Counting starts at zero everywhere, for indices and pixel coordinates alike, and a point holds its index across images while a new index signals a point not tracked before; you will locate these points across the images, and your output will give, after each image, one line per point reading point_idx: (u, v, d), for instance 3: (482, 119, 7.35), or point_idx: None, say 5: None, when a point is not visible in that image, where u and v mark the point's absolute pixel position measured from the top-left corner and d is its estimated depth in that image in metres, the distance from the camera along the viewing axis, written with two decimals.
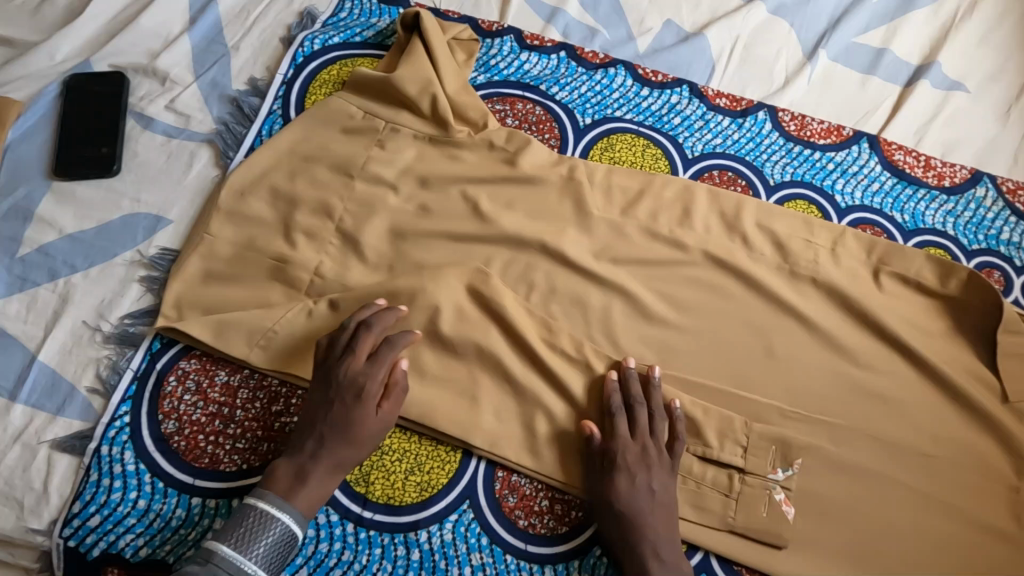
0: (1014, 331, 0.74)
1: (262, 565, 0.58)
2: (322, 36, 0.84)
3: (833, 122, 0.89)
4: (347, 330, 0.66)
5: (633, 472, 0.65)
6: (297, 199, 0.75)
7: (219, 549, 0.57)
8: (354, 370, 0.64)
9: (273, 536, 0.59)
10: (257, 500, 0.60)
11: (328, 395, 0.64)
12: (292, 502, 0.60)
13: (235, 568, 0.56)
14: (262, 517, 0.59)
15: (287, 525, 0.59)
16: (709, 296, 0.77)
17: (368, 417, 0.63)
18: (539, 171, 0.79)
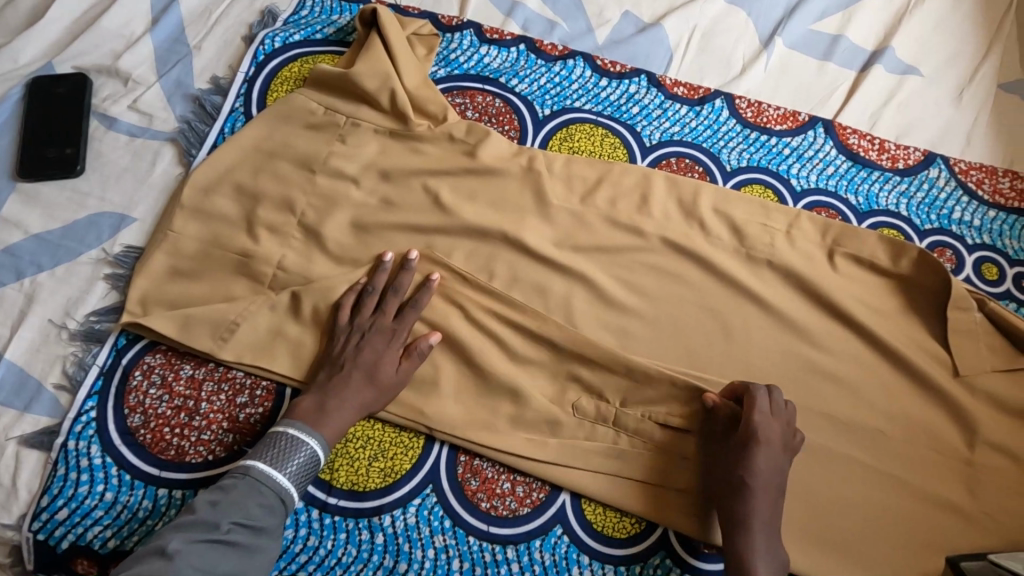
0: (962, 307, 0.76)
1: (294, 481, 0.63)
2: (283, 33, 0.86)
3: (789, 108, 0.91)
4: (376, 292, 0.72)
5: (770, 451, 0.65)
6: (259, 194, 0.76)
7: (255, 465, 0.62)
8: (384, 326, 0.70)
9: (303, 456, 0.63)
10: (287, 426, 0.65)
11: (359, 344, 0.69)
12: (320, 430, 0.65)
13: (271, 482, 0.61)
14: (292, 440, 0.64)
15: (314, 449, 0.64)
16: (668, 281, 0.78)
17: (391, 368, 0.69)
18: (499, 162, 0.80)
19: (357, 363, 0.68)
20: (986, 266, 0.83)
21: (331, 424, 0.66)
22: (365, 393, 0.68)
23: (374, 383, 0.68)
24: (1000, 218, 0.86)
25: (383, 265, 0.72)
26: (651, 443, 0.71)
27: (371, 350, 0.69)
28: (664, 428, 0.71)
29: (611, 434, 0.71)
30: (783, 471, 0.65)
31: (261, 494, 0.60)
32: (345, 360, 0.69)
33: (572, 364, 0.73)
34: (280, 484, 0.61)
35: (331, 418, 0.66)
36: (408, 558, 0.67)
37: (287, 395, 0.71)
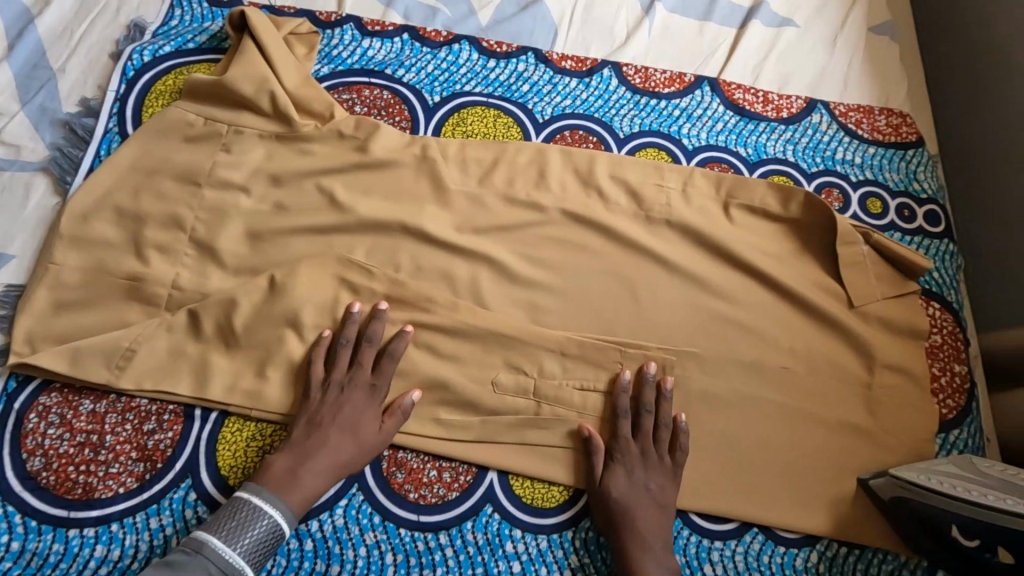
0: (849, 242, 0.80)
1: (248, 558, 0.60)
2: (152, 46, 0.82)
3: (675, 71, 0.93)
4: (353, 347, 0.71)
5: (631, 468, 0.70)
6: (142, 215, 0.74)
7: (209, 541, 0.60)
8: (362, 382, 0.69)
9: (261, 530, 0.61)
10: (251, 495, 0.63)
11: (338, 401, 0.68)
12: (286, 499, 0.63)
13: (222, 557, 0.59)
14: (254, 510, 0.62)
15: (276, 521, 0.62)
16: (571, 251, 0.79)
17: (372, 425, 0.68)
18: (392, 154, 0.80)
19: (334, 422, 0.67)
20: (871, 200, 0.88)
21: (300, 494, 0.64)
22: (341, 453, 0.66)
23: (352, 444, 0.67)
24: (879, 153, 0.90)
25: (351, 317, 0.71)
26: (575, 399, 0.73)
27: (349, 409, 0.68)
28: (582, 391, 0.74)
29: (532, 405, 0.73)
30: (656, 488, 0.70)
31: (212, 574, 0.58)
32: (321, 416, 0.67)
33: (484, 345, 0.74)
34: (233, 559, 0.59)
35: (304, 486, 0.64)
36: (339, 559, 0.67)
37: (197, 416, 0.69)
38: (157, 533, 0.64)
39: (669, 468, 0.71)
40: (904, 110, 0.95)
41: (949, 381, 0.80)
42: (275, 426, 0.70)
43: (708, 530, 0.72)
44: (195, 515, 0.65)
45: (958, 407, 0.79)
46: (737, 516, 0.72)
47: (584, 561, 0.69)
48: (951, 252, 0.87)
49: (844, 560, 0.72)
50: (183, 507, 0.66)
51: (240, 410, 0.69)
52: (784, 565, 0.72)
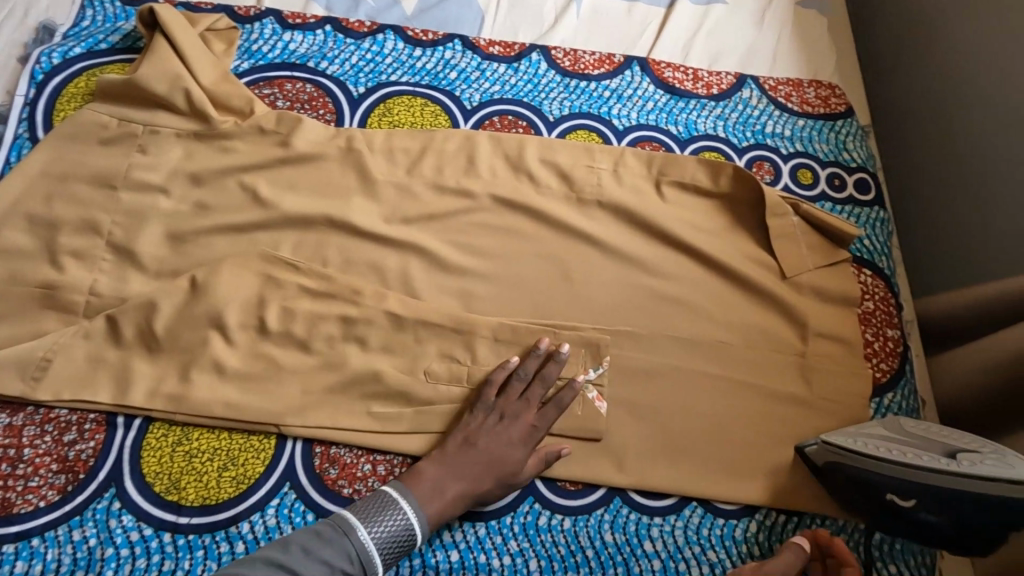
0: (777, 214, 0.81)
1: (380, 552, 0.62)
2: (62, 48, 0.80)
3: (604, 52, 0.93)
4: (529, 379, 0.71)
5: None
6: (56, 222, 0.72)
7: (356, 528, 0.62)
8: (527, 418, 0.70)
9: (395, 526, 0.63)
10: (400, 497, 0.64)
11: (496, 426, 0.69)
12: (425, 508, 0.65)
13: (358, 544, 0.61)
14: (396, 510, 0.63)
15: (413, 528, 0.63)
16: (502, 237, 0.79)
17: (519, 457, 0.68)
18: (316, 147, 0.79)
19: (486, 445, 0.68)
20: (802, 171, 0.88)
21: (436, 507, 0.65)
22: (484, 477, 0.67)
23: (493, 474, 0.67)
24: (809, 125, 0.91)
25: (537, 352, 0.72)
26: None
27: (507, 439, 0.69)
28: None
29: (467, 393, 0.72)
30: None
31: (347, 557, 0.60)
32: (478, 439, 0.68)
33: (416, 334, 0.73)
34: (366, 550, 0.61)
35: (442, 499, 0.65)
36: None
37: (119, 423, 0.68)
38: (80, 545, 0.63)
39: None
40: (833, 82, 0.96)
41: (881, 345, 0.81)
42: (202, 429, 0.68)
43: (647, 507, 0.72)
44: (121, 524, 0.64)
45: (891, 370, 0.80)
46: (675, 491, 0.72)
47: (524, 545, 0.69)
48: (882, 219, 0.88)
49: (782, 527, 0.73)
50: (107, 516, 0.64)
51: (164, 414, 0.67)
52: (724, 536, 0.72)
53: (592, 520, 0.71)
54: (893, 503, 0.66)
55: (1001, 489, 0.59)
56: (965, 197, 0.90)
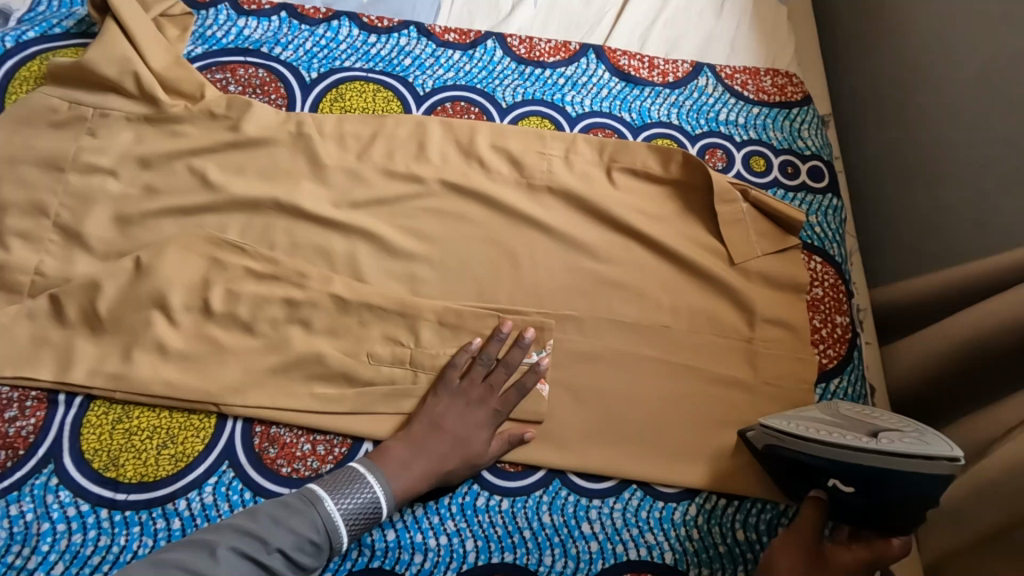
0: (726, 200, 0.81)
1: (347, 525, 0.64)
2: (16, 32, 0.81)
3: (561, 40, 0.93)
4: (493, 360, 0.73)
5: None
6: (5, 203, 0.73)
7: (324, 499, 0.64)
8: (489, 400, 0.72)
9: (362, 501, 0.65)
10: (367, 471, 0.66)
11: (461, 406, 0.71)
12: (393, 483, 0.66)
13: (329, 512, 0.63)
14: (365, 483, 0.65)
15: (378, 501, 0.65)
16: (448, 222, 0.80)
17: (484, 435, 0.70)
18: (265, 132, 0.80)
19: (452, 424, 0.70)
20: (755, 159, 0.88)
21: (404, 481, 0.66)
22: (453, 454, 0.68)
23: (460, 452, 0.69)
24: (764, 113, 0.91)
25: (499, 335, 0.73)
26: None
27: (472, 418, 0.71)
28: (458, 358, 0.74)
29: (409, 375, 0.73)
30: None
31: (314, 527, 0.62)
32: (444, 419, 0.70)
33: (359, 317, 0.74)
34: (335, 520, 0.63)
35: (410, 475, 0.67)
36: None
37: (60, 401, 0.68)
38: (18, 520, 0.64)
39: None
40: (790, 70, 0.96)
41: (829, 332, 0.81)
42: (143, 407, 0.69)
43: (586, 489, 0.72)
44: (58, 499, 0.64)
45: (839, 356, 0.80)
46: (615, 473, 0.72)
47: (461, 525, 0.69)
48: (835, 206, 0.88)
49: (722, 511, 0.73)
50: (44, 492, 0.65)
51: (105, 392, 0.68)
52: (662, 518, 0.72)
53: (531, 501, 0.71)
54: (836, 488, 0.66)
55: (923, 465, 0.59)
56: (922, 186, 0.90)
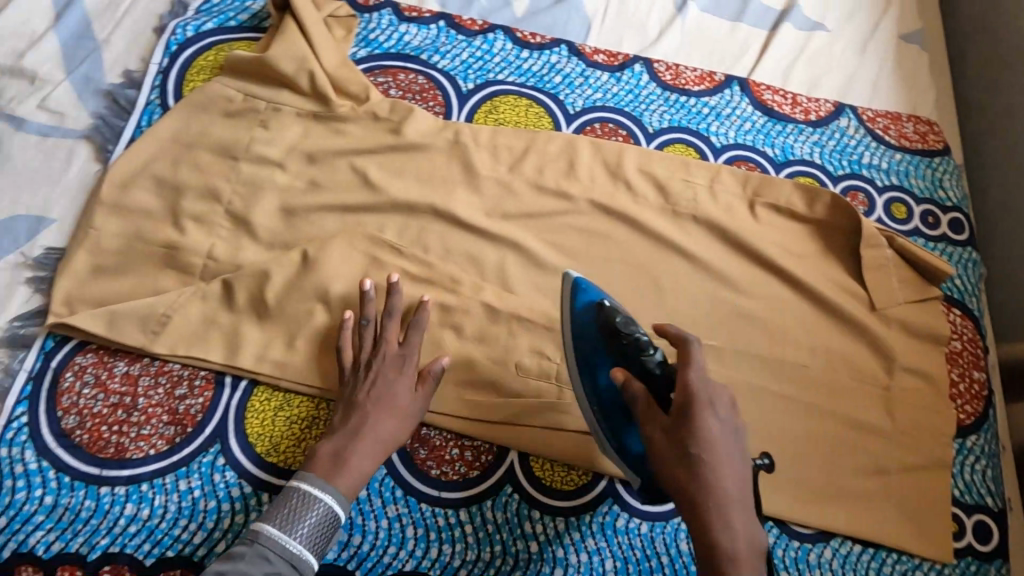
0: (873, 245, 0.81)
1: (306, 545, 0.60)
2: (195, 22, 0.84)
3: (706, 69, 0.94)
4: (371, 320, 0.70)
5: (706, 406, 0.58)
6: (181, 185, 0.76)
7: (267, 531, 0.60)
8: (392, 352, 0.69)
9: (316, 517, 0.61)
10: (299, 481, 0.63)
11: (369, 379, 0.68)
12: (335, 484, 0.63)
13: (286, 545, 0.59)
14: (305, 496, 0.62)
15: (328, 506, 0.62)
16: (595, 241, 0.81)
17: (407, 397, 0.68)
18: (424, 137, 0.82)
19: (373, 393, 0.67)
20: (896, 205, 0.88)
21: (345, 478, 0.63)
22: (386, 421, 0.66)
23: (388, 413, 0.67)
24: (906, 159, 0.91)
25: (367, 295, 0.70)
26: None
27: (384, 381, 0.68)
28: None
29: (555, 390, 0.74)
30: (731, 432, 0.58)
31: (270, 563, 0.58)
32: (358, 394, 0.67)
33: (508, 327, 0.76)
34: (297, 551, 0.59)
35: (349, 471, 0.64)
36: (361, 530, 0.68)
37: (226, 383, 0.71)
38: (186, 495, 0.66)
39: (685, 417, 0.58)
40: (931, 118, 0.96)
41: (967, 387, 0.81)
42: (303, 398, 0.71)
43: None
44: (223, 479, 0.67)
45: (976, 413, 0.80)
46: None
47: (600, 544, 0.70)
48: (974, 260, 0.87)
49: (857, 557, 0.73)
50: (211, 470, 0.67)
51: (270, 379, 0.70)
52: (797, 559, 0.73)
53: (669, 527, 0.71)
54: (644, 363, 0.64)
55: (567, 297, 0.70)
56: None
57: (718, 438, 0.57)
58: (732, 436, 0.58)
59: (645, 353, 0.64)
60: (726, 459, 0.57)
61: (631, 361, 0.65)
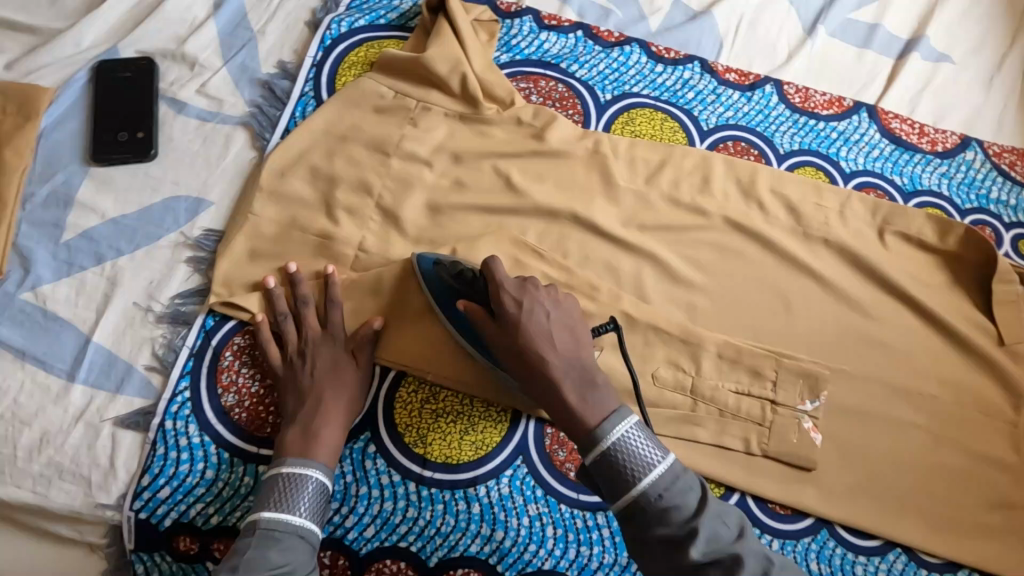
0: (1007, 280, 0.81)
1: (305, 517, 0.61)
2: (348, 18, 0.86)
3: (834, 94, 0.94)
4: (284, 312, 0.72)
5: (521, 297, 0.63)
6: (335, 177, 0.78)
7: (265, 517, 0.60)
8: (318, 336, 0.71)
9: (308, 492, 0.62)
10: (278, 467, 0.63)
11: (308, 366, 0.70)
12: (316, 457, 0.64)
13: (286, 523, 0.60)
14: (290, 477, 0.62)
15: (316, 478, 0.63)
16: (728, 258, 0.82)
17: (354, 372, 0.70)
18: (565, 145, 0.83)
19: (316, 376, 0.69)
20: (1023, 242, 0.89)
21: (323, 449, 0.65)
22: (342, 396, 0.69)
23: (339, 386, 0.69)
24: None
25: (274, 291, 0.72)
26: (730, 400, 0.76)
27: (324, 356, 0.70)
28: (737, 395, 0.77)
29: (689, 402, 0.76)
30: (547, 313, 0.63)
31: (279, 541, 0.58)
32: (305, 381, 0.69)
33: (645, 337, 0.78)
34: (297, 525, 0.60)
35: (325, 443, 0.65)
36: (504, 526, 0.69)
37: (376, 373, 0.73)
38: (339, 479, 0.69)
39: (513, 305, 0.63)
40: None
41: None
42: (447, 392, 0.73)
43: (854, 545, 0.74)
44: (374, 467, 0.70)
45: None
46: (883, 534, 0.74)
47: None
48: None
49: None
50: (362, 457, 0.70)
51: (419, 371, 0.72)
52: None
53: (799, 546, 0.74)
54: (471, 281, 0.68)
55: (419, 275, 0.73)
56: None
57: (529, 322, 0.62)
58: (553, 322, 0.62)
59: (469, 275, 0.68)
60: (545, 337, 0.61)
61: (473, 291, 0.68)
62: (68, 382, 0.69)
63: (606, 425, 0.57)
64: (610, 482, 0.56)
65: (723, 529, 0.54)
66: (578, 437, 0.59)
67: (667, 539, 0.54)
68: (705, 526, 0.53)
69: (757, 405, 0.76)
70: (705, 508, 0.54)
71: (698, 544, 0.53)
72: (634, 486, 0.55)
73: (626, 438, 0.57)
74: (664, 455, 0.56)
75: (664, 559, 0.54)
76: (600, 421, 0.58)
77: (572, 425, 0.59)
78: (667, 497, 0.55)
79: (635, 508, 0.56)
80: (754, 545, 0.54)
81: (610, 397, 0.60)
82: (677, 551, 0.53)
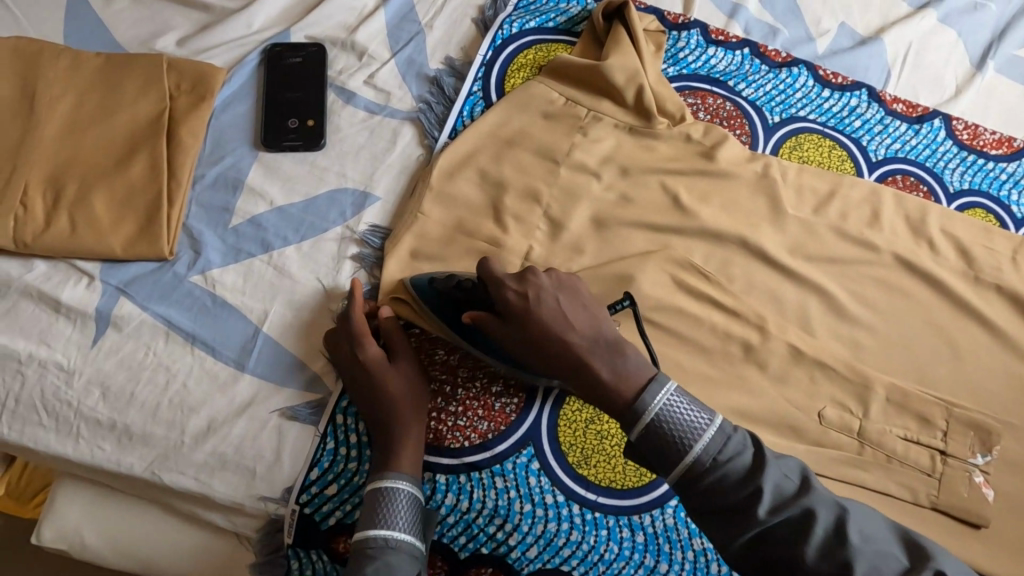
0: None
1: (395, 530, 0.58)
2: (519, 19, 0.85)
3: (1003, 133, 0.90)
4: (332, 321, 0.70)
5: (527, 283, 0.63)
6: (504, 182, 0.76)
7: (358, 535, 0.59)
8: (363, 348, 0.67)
9: (395, 505, 0.60)
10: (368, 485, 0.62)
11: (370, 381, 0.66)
12: (402, 469, 0.62)
13: (376, 538, 0.58)
14: (377, 492, 0.60)
15: (399, 490, 0.60)
16: (897, 297, 0.78)
17: (402, 382, 0.67)
18: (734, 166, 0.80)
19: (381, 398, 0.66)
20: None
21: (409, 461, 0.63)
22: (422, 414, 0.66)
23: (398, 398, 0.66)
24: None
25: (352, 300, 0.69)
26: (898, 446, 0.73)
27: (408, 382, 0.67)
28: (905, 442, 0.73)
29: (855, 445, 0.74)
30: (560, 294, 0.63)
31: (370, 555, 0.57)
32: (382, 401, 0.66)
33: (811, 374, 0.75)
34: (387, 538, 0.58)
35: (408, 455, 0.64)
36: (668, 558, 0.66)
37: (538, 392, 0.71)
38: (503, 493, 0.68)
39: (523, 298, 0.62)
40: None
41: None
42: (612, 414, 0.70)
43: None
44: (538, 483, 0.68)
45: None
46: None
47: None
48: None
49: None
50: (526, 473, 0.68)
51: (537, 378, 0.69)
52: None
53: None
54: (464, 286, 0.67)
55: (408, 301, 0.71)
56: None
57: (544, 305, 0.62)
58: (563, 300, 0.62)
59: (468, 285, 0.67)
60: (558, 318, 0.61)
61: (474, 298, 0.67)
62: (237, 371, 0.68)
63: (645, 397, 0.55)
64: (660, 455, 0.54)
65: (787, 481, 0.51)
66: (620, 415, 0.57)
67: (728, 504, 0.52)
68: (766, 480, 0.51)
69: (926, 455, 0.73)
70: (764, 461, 0.52)
71: (764, 501, 0.50)
72: (686, 453, 0.53)
73: (668, 408, 0.55)
74: (713, 416, 0.54)
75: (729, 526, 0.52)
76: (642, 391, 0.56)
77: (609, 404, 0.58)
78: (721, 460, 0.53)
79: (690, 476, 0.53)
80: (821, 491, 0.52)
81: (645, 368, 0.58)
82: (740, 511, 0.51)
